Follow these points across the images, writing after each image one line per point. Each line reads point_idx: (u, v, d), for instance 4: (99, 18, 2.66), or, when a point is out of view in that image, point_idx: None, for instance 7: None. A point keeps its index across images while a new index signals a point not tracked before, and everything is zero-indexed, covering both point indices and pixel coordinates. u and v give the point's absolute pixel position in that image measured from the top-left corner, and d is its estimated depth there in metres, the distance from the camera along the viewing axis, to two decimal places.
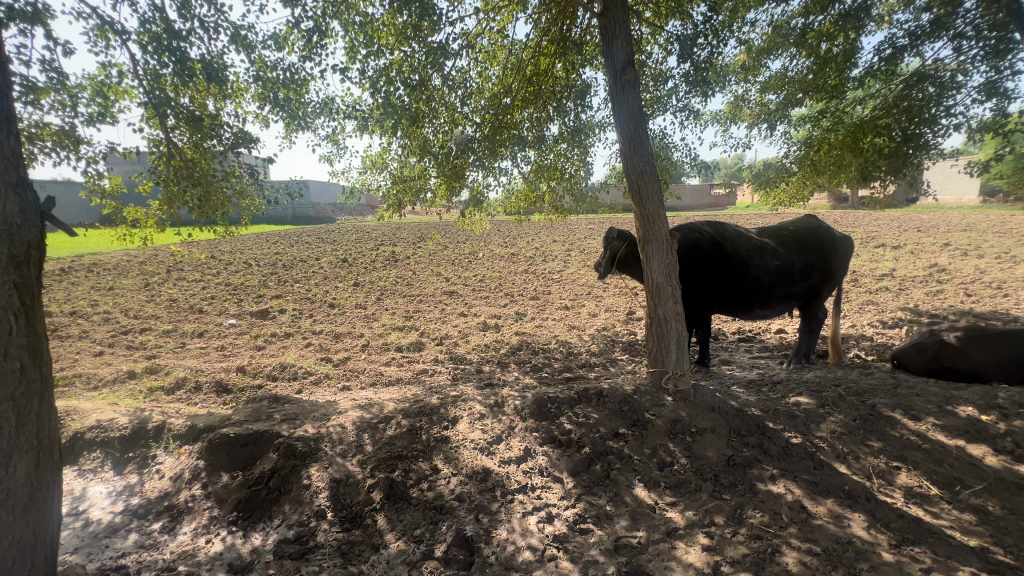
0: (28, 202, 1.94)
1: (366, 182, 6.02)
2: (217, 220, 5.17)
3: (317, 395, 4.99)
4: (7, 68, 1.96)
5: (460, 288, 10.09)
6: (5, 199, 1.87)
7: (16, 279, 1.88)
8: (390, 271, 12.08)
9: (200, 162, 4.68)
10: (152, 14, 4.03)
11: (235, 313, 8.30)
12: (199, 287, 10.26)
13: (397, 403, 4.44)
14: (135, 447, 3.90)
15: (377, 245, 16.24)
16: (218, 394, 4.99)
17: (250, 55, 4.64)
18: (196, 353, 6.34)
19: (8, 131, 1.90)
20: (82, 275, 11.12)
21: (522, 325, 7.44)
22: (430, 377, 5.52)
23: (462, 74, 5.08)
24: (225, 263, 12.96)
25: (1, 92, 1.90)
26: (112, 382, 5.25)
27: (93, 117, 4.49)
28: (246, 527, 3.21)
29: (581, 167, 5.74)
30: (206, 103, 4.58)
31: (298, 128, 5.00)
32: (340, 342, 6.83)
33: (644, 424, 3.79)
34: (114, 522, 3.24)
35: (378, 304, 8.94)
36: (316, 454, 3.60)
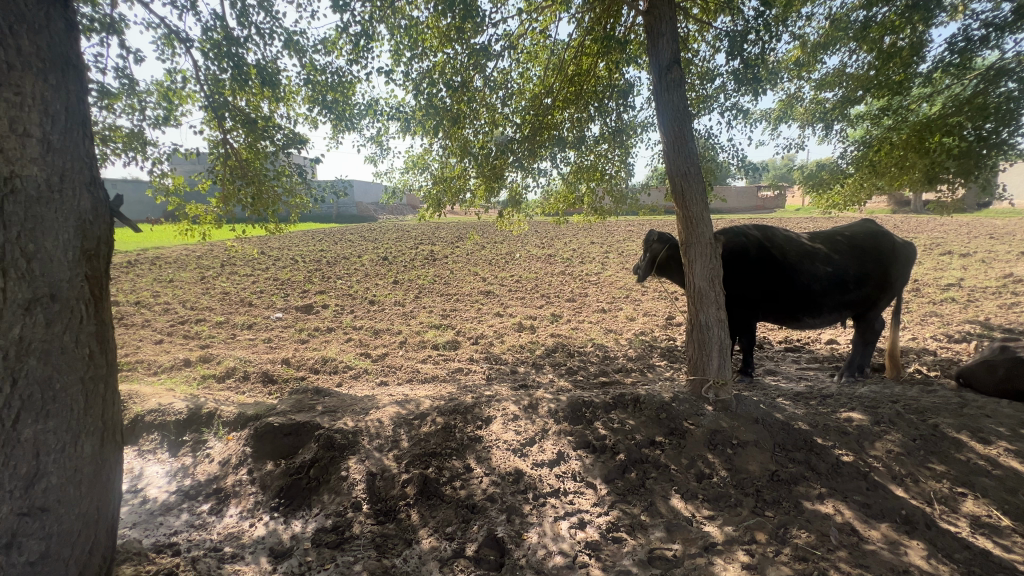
0: (99, 200, 1.92)
1: (407, 183, 6.15)
2: (268, 217, 5.41)
3: (356, 389, 5.15)
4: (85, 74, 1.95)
5: (496, 288, 10.13)
6: (78, 197, 1.84)
7: (87, 271, 1.86)
8: (429, 269, 12.30)
9: (253, 162, 4.90)
10: (214, 23, 4.26)
11: (282, 307, 8.67)
12: (250, 281, 10.78)
13: (433, 400, 4.51)
14: (188, 431, 4.13)
15: (417, 244, 16.56)
16: (264, 384, 5.23)
17: (301, 59, 4.83)
18: (245, 344, 6.67)
19: (85, 134, 1.88)
20: (146, 267, 11.90)
21: (557, 327, 7.39)
22: (465, 376, 5.57)
23: (503, 75, 5.09)
24: (275, 259, 13.58)
25: (81, 95, 1.88)
26: (170, 369, 5.59)
27: (160, 120, 4.80)
28: (287, 514, 3.32)
29: (622, 169, 5.63)
30: (260, 106, 4.80)
31: (345, 129, 5.17)
32: (379, 338, 7.00)
33: (682, 433, 3.68)
34: (168, 502, 3.43)
35: (416, 302, 9.12)
36: (355, 447, 3.70)
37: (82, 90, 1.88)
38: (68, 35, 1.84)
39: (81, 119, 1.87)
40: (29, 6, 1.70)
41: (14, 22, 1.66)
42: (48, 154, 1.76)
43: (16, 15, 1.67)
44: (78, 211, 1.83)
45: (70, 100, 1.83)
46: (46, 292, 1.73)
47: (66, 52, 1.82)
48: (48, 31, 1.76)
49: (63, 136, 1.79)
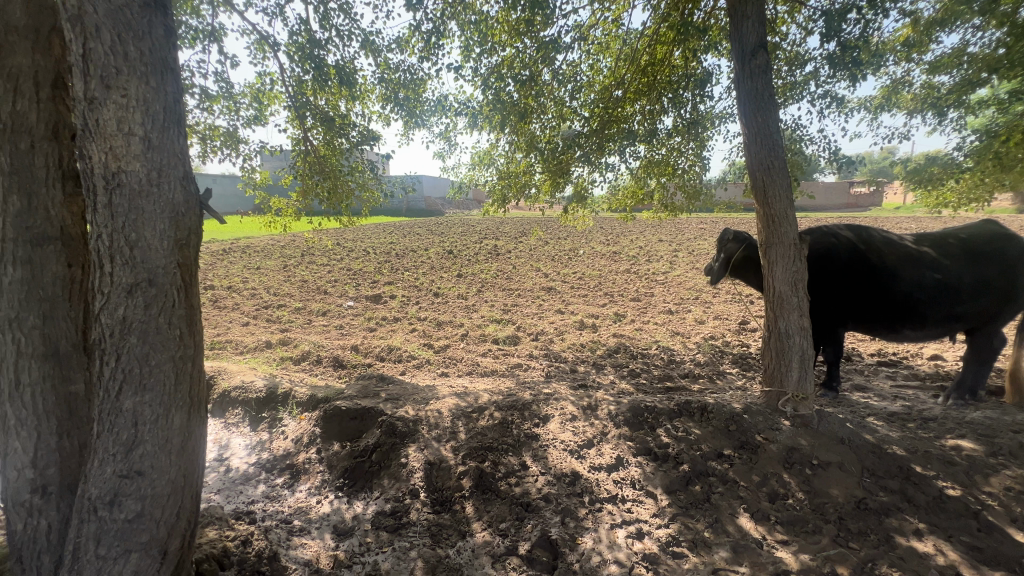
0: (193, 194, 1.72)
1: (474, 179, 6.22)
2: (342, 211, 5.69)
3: (418, 378, 5.32)
4: (181, 65, 1.69)
5: (559, 285, 10.03)
6: (171, 190, 1.67)
7: (180, 259, 1.71)
8: (492, 264, 12.44)
9: (330, 158, 5.17)
10: (299, 26, 4.57)
11: (354, 296, 9.14)
12: (326, 270, 11.47)
13: (492, 395, 4.55)
14: (267, 409, 4.46)
15: (481, 239, 16.81)
16: (335, 368, 5.55)
17: (376, 59, 5.03)
18: (320, 330, 7.11)
19: (182, 134, 1.68)
20: (237, 255, 13.06)
21: (620, 326, 7.18)
22: (524, 372, 5.57)
23: (572, 68, 4.98)
24: (349, 250, 14.38)
25: (177, 94, 1.65)
26: (253, 350, 6.08)
27: (251, 119, 5.19)
28: (350, 494, 3.48)
29: (696, 162, 5.30)
30: (338, 104, 5.04)
31: (416, 126, 5.32)
32: (442, 330, 7.18)
33: (754, 448, 3.42)
34: (247, 473, 3.72)
35: (478, 296, 9.26)
36: (415, 435, 3.82)
37: (177, 90, 1.65)
38: (168, 41, 1.62)
39: (179, 117, 1.66)
40: (131, 11, 1.53)
41: (121, 30, 1.51)
42: (147, 152, 1.60)
43: (123, 23, 1.52)
44: (170, 203, 1.65)
45: (167, 100, 1.62)
46: (143, 277, 1.65)
47: (165, 56, 1.61)
48: (151, 38, 1.57)
49: (162, 135, 1.61)
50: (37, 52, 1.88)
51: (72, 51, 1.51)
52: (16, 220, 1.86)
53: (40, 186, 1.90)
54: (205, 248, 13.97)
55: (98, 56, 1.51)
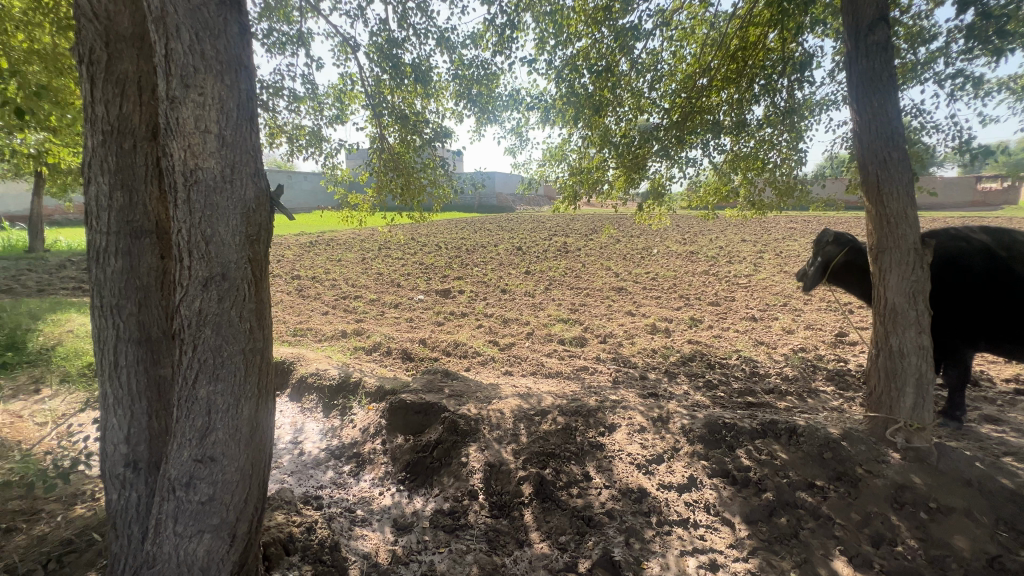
0: (264, 191, 1.74)
1: (544, 175, 6.09)
2: (414, 207, 5.81)
3: (483, 376, 5.31)
4: (253, 63, 1.71)
5: (630, 285, 9.64)
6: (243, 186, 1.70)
7: (251, 254, 1.74)
8: (561, 262, 12.25)
9: (404, 155, 5.28)
10: (378, 27, 4.70)
11: (424, 290, 9.39)
12: (400, 264, 11.92)
13: (556, 399, 4.43)
14: (338, 396, 4.66)
15: (550, 236, 16.63)
16: (403, 361, 5.69)
17: (451, 56, 5.05)
18: (392, 322, 7.36)
19: (254, 131, 1.70)
20: (322, 248, 13.96)
21: (696, 332, 6.72)
22: (590, 375, 5.37)
23: (652, 57, 4.67)
24: (422, 245, 14.86)
25: (249, 91, 1.67)
26: (331, 339, 6.41)
27: (333, 119, 5.43)
28: (411, 488, 3.51)
29: (791, 155, 4.76)
30: (413, 102, 5.14)
31: (488, 122, 5.29)
32: (508, 327, 7.14)
33: (854, 481, 2.99)
34: (318, 457, 3.89)
35: (546, 294, 9.13)
36: (476, 435, 3.79)
37: (249, 87, 1.67)
38: (242, 39, 1.64)
39: (251, 115, 1.67)
40: (208, 9, 1.55)
41: (197, 29, 1.53)
42: (221, 149, 1.63)
43: (200, 23, 1.54)
44: (241, 199, 1.68)
45: (239, 98, 1.64)
46: (216, 271, 1.69)
47: (238, 54, 1.62)
48: (226, 37, 1.59)
49: (236, 133, 1.63)
50: (143, 59, 2.00)
51: (155, 52, 1.55)
52: (119, 214, 2.01)
53: (139, 182, 2.03)
54: (294, 241, 15.11)
55: (178, 57, 1.54)
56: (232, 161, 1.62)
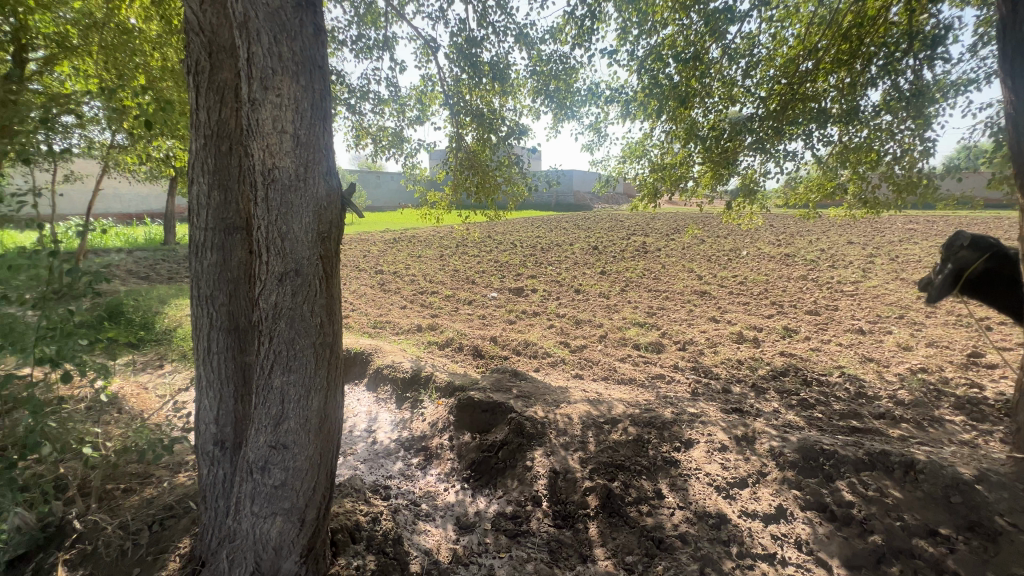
0: (334, 189, 1.78)
1: (623, 172, 5.84)
2: (488, 205, 5.84)
3: (552, 378, 5.21)
4: (327, 63, 1.74)
5: (714, 289, 8.99)
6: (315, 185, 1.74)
7: (322, 251, 1.78)
8: (639, 262, 11.76)
9: (480, 154, 5.32)
10: (458, 28, 4.77)
11: (498, 288, 9.47)
12: (476, 261, 12.15)
13: (627, 407, 4.22)
14: (411, 389, 4.80)
15: (629, 235, 16.07)
16: (474, 358, 5.76)
17: (529, 52, 5.00)
18: (465, 318, 7.49)
19: (327, 130, 1.73)
20: (404, 244, 14.64)
21: (789, 343, 6.09)
22: (666, 385, 5.06)
23: (748, 40, 4.25)
24: (497, 242, 15.06)
25: (322, 91, 1.70)
26: (407, 332, 6.66)
27: (415, 120, 5.60)
28: (475, 488, 3.51)
29: (915, 146, 4.09)
30: (491, 101, 5.17)
31: (565, 118, 5.17)
32: (580, 329, 6.97)
33: (991, 534, 2.50)
34: (389, 448, 4.03)
35: (621, 296, 8.81)
36: (542, 439, 3.70)
37: (322, 86, 1.70)
38: (316, 40, 1.67)
39: (324, 115, 1.71)
40: (285, 12, 1.58)
41: (275, 32, 1.57)
42: (296, 148, 1.67)
43: (278, 25, 1.58)
44: (314, 197, 1.72)
45: (313, 98, 1.67)
46: (290, 267, 1.75)
47: (312, 54, 1.65)
48: (301, 38, 1.62)
49: (309, 133, 1.67)
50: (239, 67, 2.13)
51: (239, 57, 1.61)
52: (216, 212, 2.16)
53: (233, 182, 2.17)
54: (380, 238, 16.01)
55: (259, 59, 1.60)
56: (306, 160, 1.66)
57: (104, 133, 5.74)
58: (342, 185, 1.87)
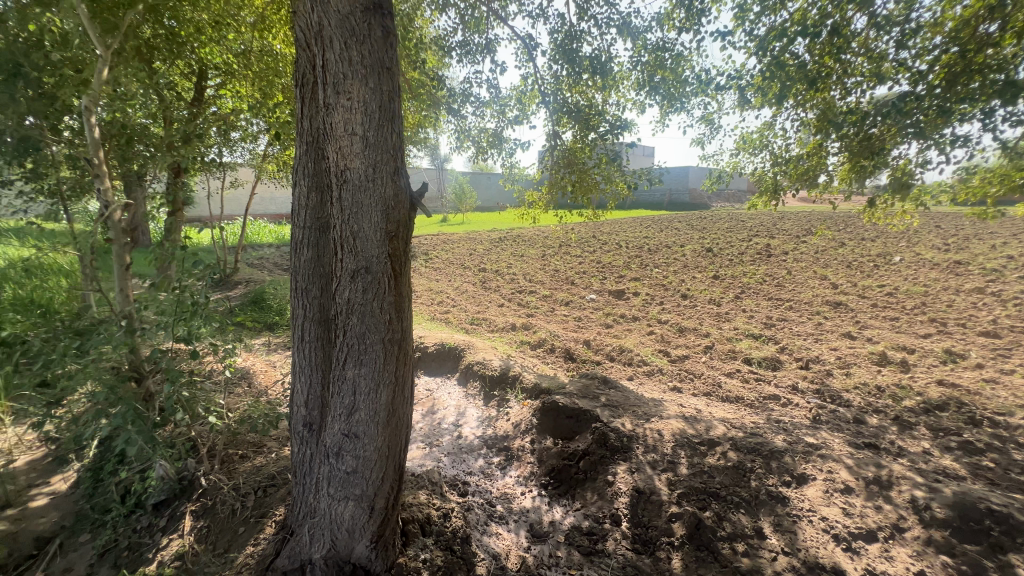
0: (402, 188, 1.83)
1: (738, 167, 5.26)
2: (586, 204, 5.65)
3: (646, 388, 4.88)
4: (397, 67, 1.79)
5: (852, 300, 7.74)
6: (384, 185, 1.80)
7: (390, 251, 1.84)
8: (760, 266, 10.59)
9: (578, 153, 5.16)
10: (559, 25, 4.71)
11: (597, 290, 9.20)
12: (577, 262, 11.95)
13: (729, 429, 3.78)
14: (498, 388, 4.85)
15: (749, 237, 14.56)
16: (565, 360, 5.64)
17: (634, 43, 4.74)
18: (561, 319, 7.39)
19: (395, 131, 1.79)
20: (508, 244, 14.96)
21: (952, 371, 4.99)
22: (779, 408, 4.45)
23: (904, 4, 3.52)
24: (601, 243, 14.66)
25: (391, 94, 1.75)
26: (501, 330, 6.75)
27: (514, 120, 5.63)
28: (552, 496, 3.41)
29: None
30: (594, 98, 5.02)
31: (673, 110, 4.80)
32: (682, 337, 6.46)
33: None
34: (473, 444, 4.10)
35: (734, 303, 8.00)
36: (627, 454, 3.46)
37: (390, 88, 1.75)
38: (385, 43, 1.72)
39: (391, 116, 1.76)
40: (355, 17, 1.65)
41: (346, 37, 1.64)
42: (365, 150, 1.74)
43: (348, 31, 1.65)
44: (382, 196, 1.78)
45: (382, 100, 1.73)
46: (361, 265, 1.83)
47: (381, 57, 1.71)
48: (370, 41, 1.68)
49: (378, 134, 1.73)
50: None
51: (316, 65, 1.72)
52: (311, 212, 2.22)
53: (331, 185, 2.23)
54: (486, 237, 16.56)
55: (332, 66, 1.69)
56: (374, 161, 1.72)
57: (255, 145, 6.70)
58: (411, 184, 1.92)
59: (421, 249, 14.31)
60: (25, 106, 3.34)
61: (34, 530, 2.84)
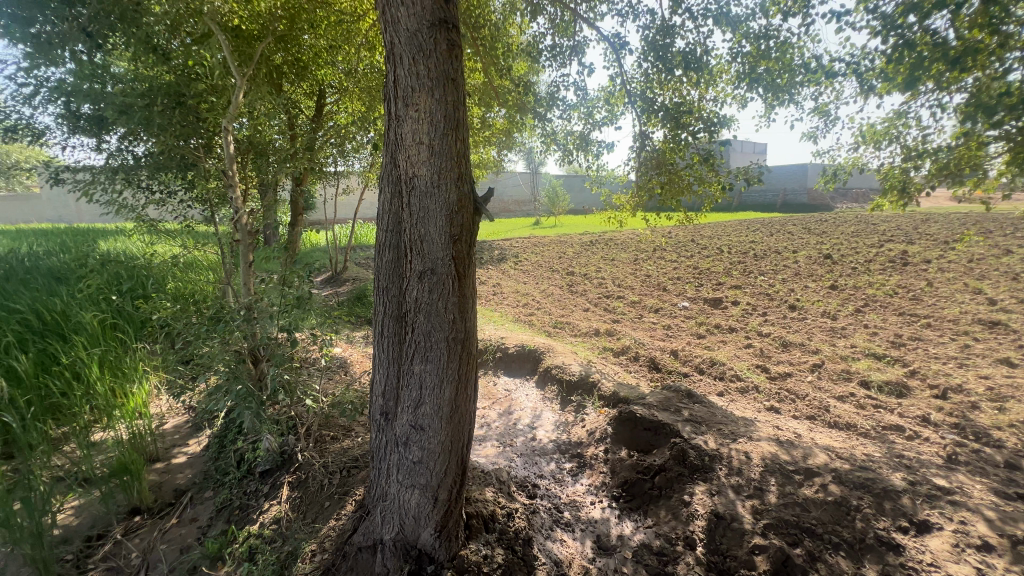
0: (464, 194, 1.96)
1: (859, 162, 4.64)
2: (676, 207, 5.36)
3: (737, 405, 4.50)
4: (462, 79, 1.92)
5: (1015, 320, 6.41)
6: (449, 190, 1.92)
7: (453, 254, 1.97)
8: (892, 276, 9.20)
9: (668, 153, 4.91)
10: (650, 22, 4.53)
11: (691, 297, 8.67)
12: (672, 267, 11.36)
13: (833, 458, 3.34)
14: (576, 393, 4.80)
15: (881, 242, 12.73)
16: (649, 370, 5.40)
17: (735, 33, 4.41)
18: (648, 327, 7.08)
19: (459, 140, 1.91)
20: (599, 247, 14.69)
21: None
22: (902, 441, 3.83)
23: None
24: (700, 247, 13.79)
25: (456, 104, 1.88)
26: (584, 335, 6.66)
27: (602, 122, 5.53)
28: (623, 510, 3.29)
29: None
30: (689, 94, 4.74)
31: (779, 103, 4.37)
32: (786, 352, 5.84)
33: None
34: (546, 447, 4.10)
35: (854, 318, 7.05)
36: (708, 474, 3.22)
37: (456, 99, 1.88)
38: (451, 56, 1.84)
39: (455, 125, 1.88)
40: (422, 34, 1.78)
41: (415, 53, 1.78)
42: (432, 158, 1.87)
43: (416, 46, 1.79)
44: (446, 202, 1.91)
45: (446, 110, 1.85)
46: (428, 266, 1.97)
47: (446, 69, 1.83)
48: (436, 55, 1.80)
49: (442, 143, 1.86)
50: None
51: (389, 81, 1.88)
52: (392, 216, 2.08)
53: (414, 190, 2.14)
54: (576, 240, 16.44)
55: (402, 81, 1.84)
56: (440, 169, 1.85)
57: (362, 155, 7.35)
58: (473, 189, 2.04)
59: (512, 251, 14.62)
60: (188, 130, 4.02)
61: (173, 482, 3.40)
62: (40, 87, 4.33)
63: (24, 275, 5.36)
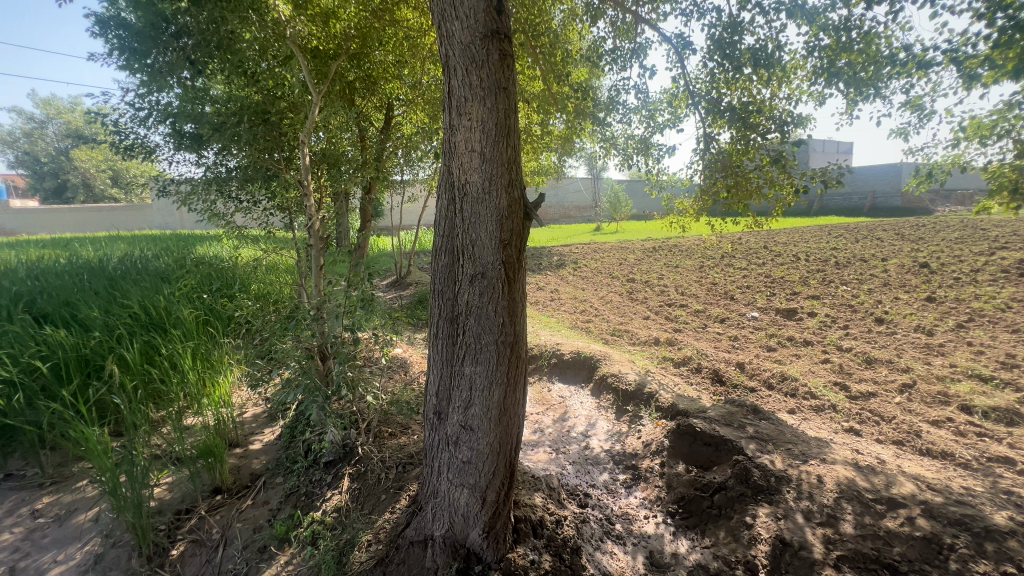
0: (514, 200, 2.00)
1: (961, 160, 4.16)
2: (744, 212, 5.08)
3: (810, 424, 4.17)
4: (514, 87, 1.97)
5: None
6: (500, 197, 1.97)
7: (503, 258, 2.01)
8: (1005, 288, 8.11)
9: (736, 155, 4.67)
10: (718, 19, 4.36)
11: (761, 307, 8.15)
12: (741, 275, 10.75)
13: (923, 489, 3.00)
14: (632, 403, 4.67)
15: (992, 249, 11.27)
16: (711, 382, 5.14)
17: (812, 25, 4.12)
18: (712, 337, 6.74)
19: (510, 147, 1.96)
20: (662, 254, 14.20)
21: None
22: (1012, 476, 3.35)
23: None
24: (773, 254, 12.93)
25: (507, 112, 1.92)
26: (643, 344, 6.47)
27: (665, 125, 5.38)
28: (678, 527, 3.16)
29: None
30: (760, 93, 4.50)
31: (863, 98, 4.02)
32: (870, 370, 5.33)
33: None
34: (599, 456, 4.02)
35: (955, 334, 6.30)
36: (773, 496, 3.01)
37: (507, 106, 1.92)
38: (503, 65, 1.89)
39: (505, 132, 1.93)
40: (475, 46, 1.84)
41: (467, 64, 1.85)
42: (484, 165, 1.93)
43: (469, 58, 1.85)
44: (496, 208, 1.96)
45: (497, 118, 1.90)
46: (479, 270, 2.02)
47: (498, 78, 1.88)
48: (488, 65, 1.85)
49: (494, 151, 1.91)
50: None
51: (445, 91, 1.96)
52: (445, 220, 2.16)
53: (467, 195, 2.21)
54: (638, 246, 16.01)
55: (457, 92, 1.92)
56: (491, 175, 1.90)
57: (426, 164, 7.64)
58: (524, 194, 2.08)
59: (572, 258, 14.51)
60: (271, 143, 4.40)
61: (250, 467, 3.71)
62: (152, 110, 4.93)
63: (137, 275, 6.11)
